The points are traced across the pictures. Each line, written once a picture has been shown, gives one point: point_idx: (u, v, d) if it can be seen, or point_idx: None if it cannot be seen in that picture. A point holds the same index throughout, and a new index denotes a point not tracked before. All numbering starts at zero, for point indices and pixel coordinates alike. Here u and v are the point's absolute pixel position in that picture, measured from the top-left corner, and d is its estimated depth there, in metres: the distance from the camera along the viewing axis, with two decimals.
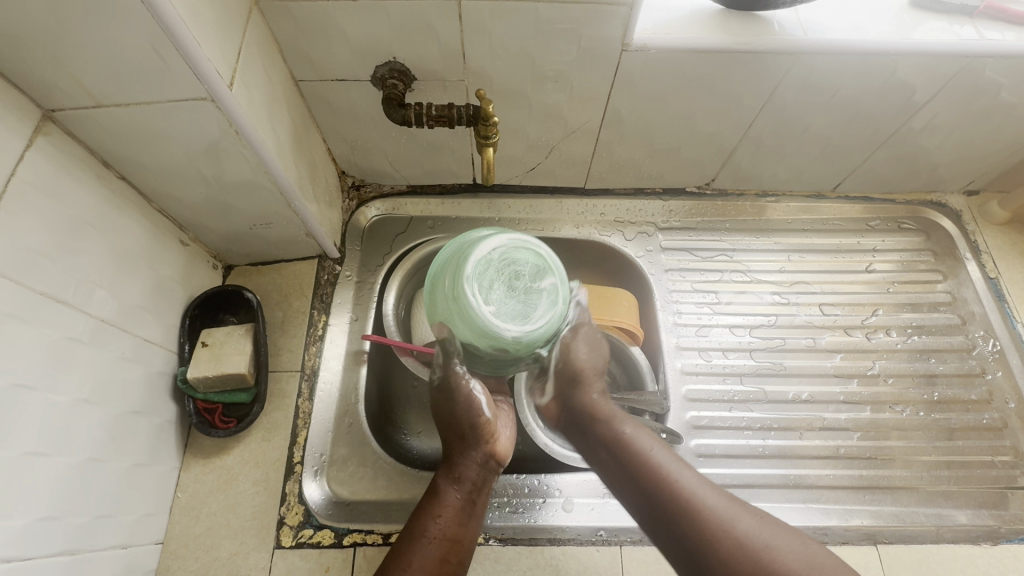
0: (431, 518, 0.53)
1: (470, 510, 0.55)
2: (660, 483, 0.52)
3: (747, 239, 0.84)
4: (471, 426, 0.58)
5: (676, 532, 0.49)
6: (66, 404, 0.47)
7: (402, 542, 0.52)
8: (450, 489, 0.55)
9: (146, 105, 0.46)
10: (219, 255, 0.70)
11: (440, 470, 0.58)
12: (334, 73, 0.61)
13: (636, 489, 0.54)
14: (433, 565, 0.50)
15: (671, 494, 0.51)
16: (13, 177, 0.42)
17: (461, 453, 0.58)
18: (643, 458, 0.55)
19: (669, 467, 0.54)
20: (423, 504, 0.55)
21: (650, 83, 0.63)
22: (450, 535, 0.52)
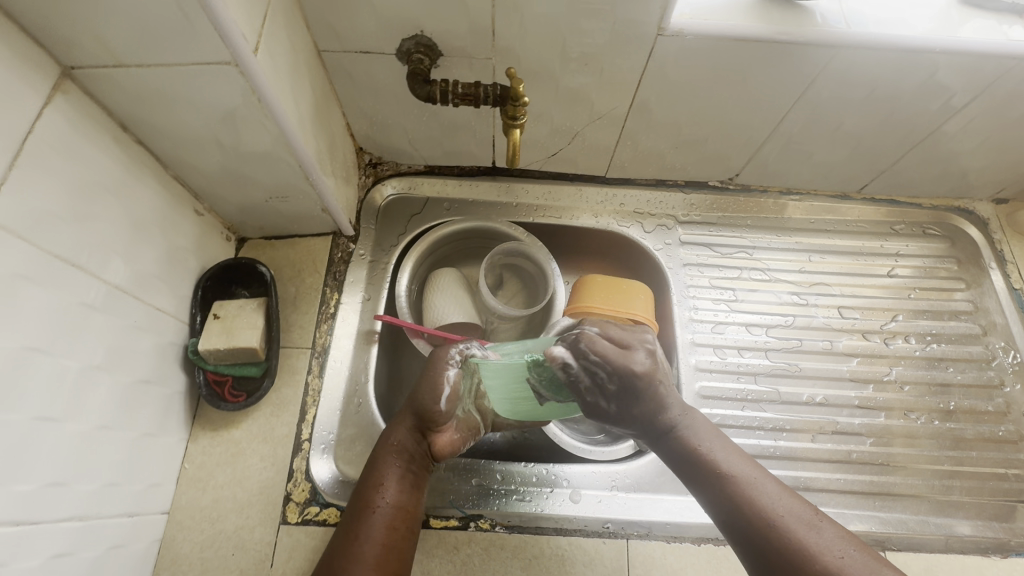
0: (375, 492, 0.52)
1: (410, 482, 0.54)
2: (756, 500, 0.48)
3: (768, 237, 0.82)
4: (421, 406, 0.54)
5: (776, 559, 0.45)
6: (77, 370, 0.46)
7: (350, 518, 0.51)
8: (389, 463, 0.53)
9: (168, 67, 0.44)
10: (232, 227, 0.69)
11: (379, 442, 0.55)
12: (359, 44, 0.59)
13: (726, 509, 0.48)
14: (383, 537, 0.50)
15: (768, 514, 0.47)
16: (30, 135, 0.41)
17: (398, 426, 0.55)
18: (734, 477, 0.49)
19: (756, 481, 0.49)
20: (366, 476, 0.53)
21: (683, 71, 0.61)
22: (396, 506, 0.52)
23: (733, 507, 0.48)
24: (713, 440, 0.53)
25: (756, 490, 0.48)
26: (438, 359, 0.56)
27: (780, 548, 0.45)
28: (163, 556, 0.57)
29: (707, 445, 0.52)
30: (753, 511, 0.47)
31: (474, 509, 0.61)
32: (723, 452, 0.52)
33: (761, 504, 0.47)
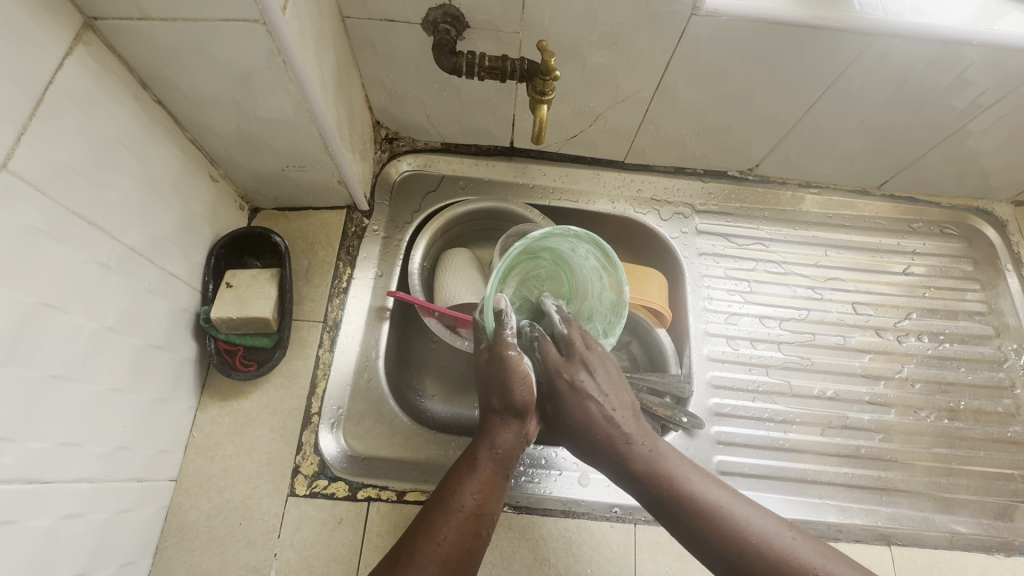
0: (467, 491, 0.47)
1: (503, 487, 0.49)
2: (733, 526, 0.47)
3: (784, 230, 0.82)
4: (519, 400, 0.50)
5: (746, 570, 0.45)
6: (92, 330, 0.45)
7: (433, 511, 0.46)
8: (489, 466, 0.49)
9: (194, 22, 0.43)
10: (246, 195, 0.68)
11: (477, 438, 0.51)
12: (385, 11, 0.58)
13: (703, 540, 0.47)
14: (465, 541, 0.45)
15: (747, 542, 0.46)
16: (51, 85, 0.40)
17: (499, 427, 0.51)
18: (708, 507, 0.48)
19: (727, 504, 0.48)
20: (458, 473, 0.49)
21: (713, 54, 0.60)
22: (484, 511, 0.47)
23: (714, 541, 0.47)
24: (680, 462, 0.51)
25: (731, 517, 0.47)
26: (506, 355, 0.50)
27: None
28: (170, 523, 0.56)
29: (675, 469, 0.50)
30: (730, 538, 0.46)
31: None
32: (680, 468, 0.50)
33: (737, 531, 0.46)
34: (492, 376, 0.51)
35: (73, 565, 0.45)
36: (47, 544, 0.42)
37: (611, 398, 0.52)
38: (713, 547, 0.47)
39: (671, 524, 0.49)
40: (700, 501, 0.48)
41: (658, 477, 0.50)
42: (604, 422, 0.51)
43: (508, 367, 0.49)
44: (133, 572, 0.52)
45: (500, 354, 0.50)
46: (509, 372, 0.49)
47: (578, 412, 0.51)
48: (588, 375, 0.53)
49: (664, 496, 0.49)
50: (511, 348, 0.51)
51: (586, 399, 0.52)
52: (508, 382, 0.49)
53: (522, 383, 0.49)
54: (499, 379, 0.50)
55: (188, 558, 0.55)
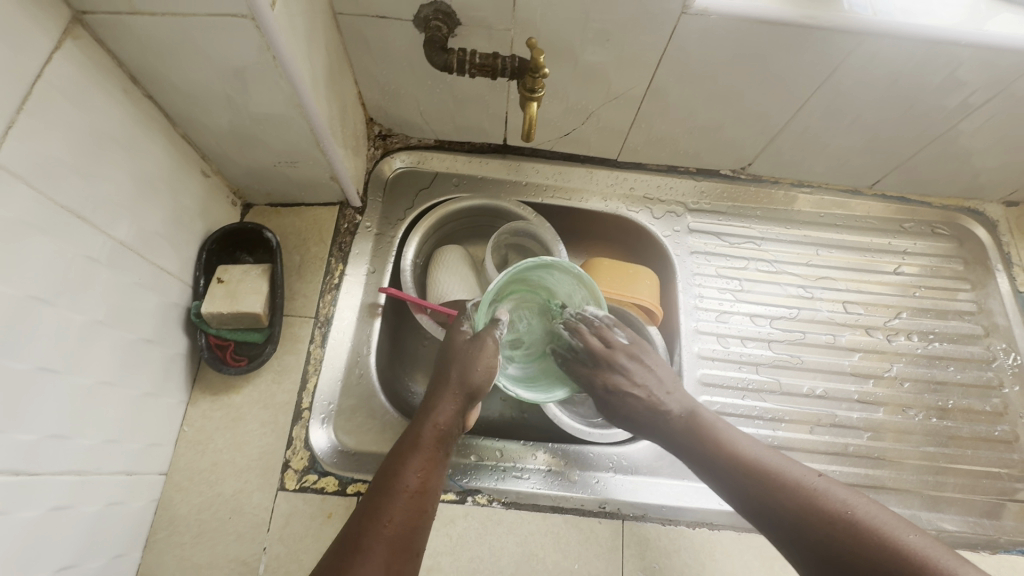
0: (409, 472, 0.48)
1: (444, 466, 0.50)
2: (775, 475, 0.50)
3: (776, 229, 0.82)
4: (472, 383, 0.51)
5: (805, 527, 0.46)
6: (81, 323, 0.46)
7: (376, 496, 0.47)
8: (431, 446, 0.50)
9: (183, 18, 0.43)
10: (238, 191, 0.68)
11: (417, 419, 0.51)
12: (377, 9, 0.58)
13: (763, 501, 0.49)
14: (410, 520, 0.46)
15: (787, 488, 0.49)
16: (40, 79, 0.40)
17: (440, 406, 0.51)
18: (751, 459, 0.52)
19: (769, 458, 0.52)
20: (399, 455, 0.49)
21: (704, 53, 0.60)
22: (426, 488, 0.48)
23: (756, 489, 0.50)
24: (721, 422, 0.56)
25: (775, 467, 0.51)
26: (484, 343, 0.51)
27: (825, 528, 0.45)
28: (159, 516, 0.57)
29: (715, 426, 0.56)
30: (786, 494, 0.49)
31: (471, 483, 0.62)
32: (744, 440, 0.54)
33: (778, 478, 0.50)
34: (455, 359, 0.52)
35: (62, 556, 0.45)
36: (35, 536, 0.42)
37: (652, 377, 0.59)
38: (756, 498, 0.50)
39: (724, 483, 0.52)
40: (742, 455, 0.53)
41: (703, 434, 0.55)
42: (646, 403, 0.57)
43: (477, 352, 0.51)
44: (122, 565, 0.53)
45: (479, 339, 0.51)
46: (476, 355, 0.51)
47: (624, 398, 0.58)
48: (619, 367, 0.58)
49: (710, 449, 0.54)
50: (489, 336, 0.52)
51: (624, 389, 0.58)
52: (467, 364, 0.51)
53: (482, 368, 0.51)
54: (463, 358, 0.51)
55: (177, 552, 0.55)
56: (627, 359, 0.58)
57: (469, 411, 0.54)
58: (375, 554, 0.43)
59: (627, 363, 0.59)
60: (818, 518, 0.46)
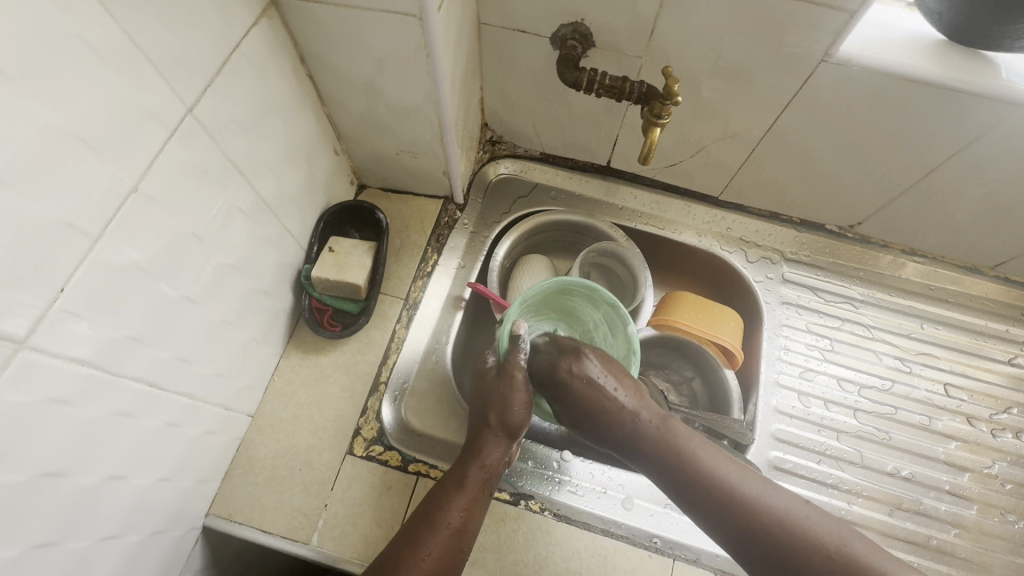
0: (453, 508, 0.52)
1: (485, 504, 0.55)
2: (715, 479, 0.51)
3: (879, 293, 0.78)
4: (512, 422, 0.56)
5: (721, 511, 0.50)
6: (220, 264, 0.51)
7: (420, 526, 0.51)
8: (476, 481, 0.54)
9: (361, 11, 0.48)
10: (358, 172, 0.74)
11: (467, 458, 0.56)
12: (520, 23, 0.62)
13: (688, 488, 0.52)
14: (447, 554, 0.50)
15: (776, 523, 0.48)
16: (239, 48, 0.46)
17: (490, 448, 0.56)
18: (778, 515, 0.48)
19: (747, 482, 0.50)
20: (446, 490, 0.54)
21: (837, 102, 0.59)
22: (463, 526, 0.52)
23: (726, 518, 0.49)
24: (725, 467, 0.52)
25: (773, 505, 0.49)
26: (513, 376, 0.57)
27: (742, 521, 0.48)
28: (240, 454, 0.61)
29: (728, 475, 0.51)
30: (717, 490, 0.50)
31: (526, 488, 0.62)
32: (735, 472, 0.51)
33: (782, 522, 0.47)
34: (495, 392, 0.58)
35: (163, 469, 0.49)
36: (151, 445, 0.47)
37: (622, 389, 0.56)
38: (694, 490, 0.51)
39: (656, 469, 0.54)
40: (730, 490, 0.50)
41: (685, 473, 0.52)
42: (611, 402, 0.55)
43: (513, 386, 0.57)
44: (205, 491, 0.57)
45: (507, 373, 0.57)
46: (512, 394, 0.56)
47: (581, 395, 0.56)
48: (614, 390, 0.56)
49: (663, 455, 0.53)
50: (518, 371, 0.58)
51: (586, 387, 0.56)
52: (509, 403, 0.56)
53: (520, 408, 0.56)
54: (500, 399, 0.56)
55: (250, 490, 0.59)
56: (591, 365, 0.56)
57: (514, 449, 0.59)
58: None
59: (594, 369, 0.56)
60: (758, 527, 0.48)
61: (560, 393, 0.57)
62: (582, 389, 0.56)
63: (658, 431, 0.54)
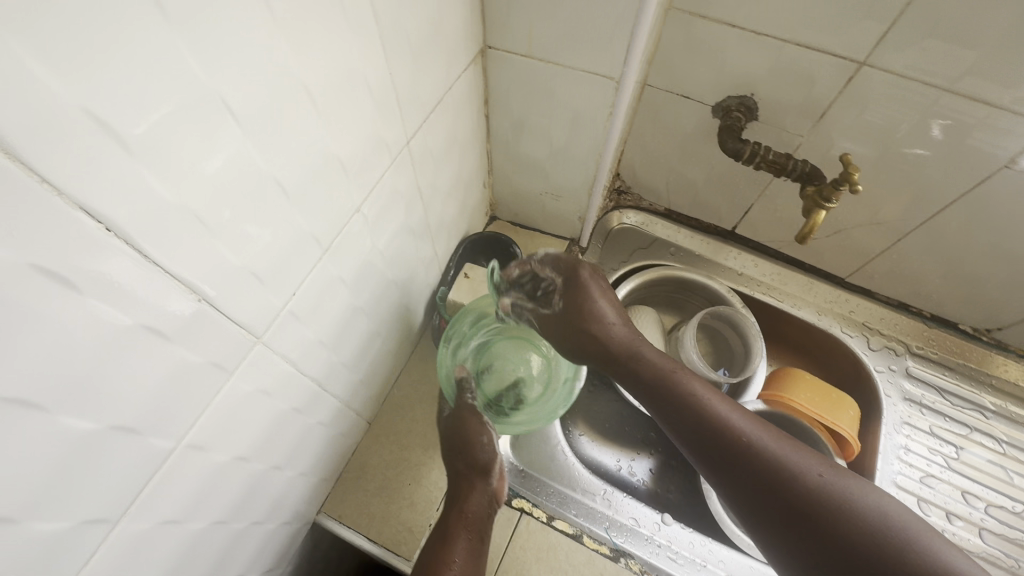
0: (449, 562, 0.50)
1: (481, 554, 0.53)
2: (700, 405, 0.49)
3: (1014, 406, 0.73)
4: (476, 458, 0.58)
5: (711, 444, 0.47)
6: (388, 280, 0.54)
7: None
8: (460, 531, 0.53)
9: (560, 68, 0.51)
10: (493, 205, 0.77)
11: (449, 513, 0.55)
12: (687, 90, 0.64)
13: (671, 413, 0.51)
14: None
15: (802, 495, 0.41)
16: (450, 90, 0.50)
17: (467, 497, 0.56)
18: (783, 463, 0.43)
19: (740, 422, 0.47)
20: (433, 550, 0.52)
21: (1011, 208, 0.58)
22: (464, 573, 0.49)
23: (747, 477, 0.44)
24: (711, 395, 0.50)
25: (773, 447, 0.45)
26: (466, 419, 0.61)
27: (730, 457, 0.45)
28: (356, 459, 0.63)
29: (718, 405, 0.49)
30: (704, 419, 0.48)
31: (626, 545, 0.61)
32: (726, 408, 0.48)
33: (783, 472, 0.43)
34: (456, 440, 0.60)
35: (303, 465, 0.52)
36: (303, 441, 0.49)
37: (612, 307, 0.58)
38: (682, 419, 0.49)
39: (644, 393, 0.54)
40: (721, 427, 0.47)
41: (670, 396, 0.51)
42: (604, 318, 0.57)
43: (466, 426, 0.60)
44: (323, 490, 0.59)
45: (460, 419, 0.61)
46: (470, 436, 0.60)
47: (576, 303, 0.58)
48: (611, 316, 0.58)
49: (654, 378, 0.53)
50: (472, 413, 0.61)
51: (585, 294, 0.58)
52: (470, 444, 0.59)
53: (482, 443, 0.59)
54: (462, 444, 0.59)
55: (361, 495, 0.61)
56: (603, 285, 0.60)
57: (496, 493, 0.58)
58: None
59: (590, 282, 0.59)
60: (756, 474, 0.44)
61: (575, 292, 0.59)
62: (590, 304, 0.58)
63: (647, 360, 0.55)
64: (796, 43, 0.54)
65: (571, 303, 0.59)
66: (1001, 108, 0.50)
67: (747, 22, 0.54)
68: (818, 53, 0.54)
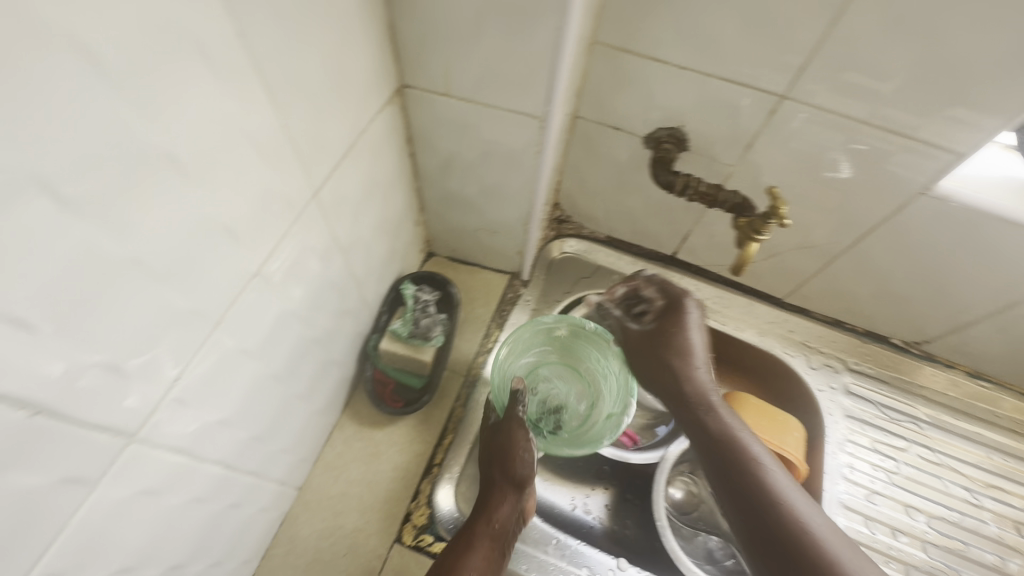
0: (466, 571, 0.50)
1: (497, 566, 0.52)
2: (774, 476, 0.52)
3: (944, 415, 0.76)
4: (516, 470, 0.56)
5: (720, 462, 0.55)
6: (306, 339, 0.49)
7: None
8: (485, 538, 0.53)
9: (483, 107, 0.49)
10: (429, 241, 0.74)
11: (477, 515, 0.54)
12: (617, 121, 0.63)
13: (701, 439, 0.57)
14: None
15: (782, 517, 0.50)
16: (363, 134, 0.46)
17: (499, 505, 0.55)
18: (784, 496, 0.51)
19: (761, 460, 0.54)
20: (454, 555, 0.51)
21: (929, 231, 0.59)
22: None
23: (734, 493, 0.53)
24: (751, 437, 0.56)
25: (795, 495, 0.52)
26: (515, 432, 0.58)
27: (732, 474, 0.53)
28: (282, 532, 0.57)
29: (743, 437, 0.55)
30: (737, 458, 0.54)
31: None
32: (772, 464, 0.53)
33: (773, 499, 0.51)
34: (496, 444, 0.59)
35: (215, 554, 0.46)
36: (212, 529, 0.44)
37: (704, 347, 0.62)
38: (743, 469, 0.53)
39: (671, 408, 0.61)
40: (759, 475, 0.52)
41: (708, 424, 0.57)
42: (690, 351, 0.61)
43: (512, 437, 0.58)
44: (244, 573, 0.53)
45: (507, 427, 0.59)
46: (511, 446, 0.57)
47: (670, 340, 0.62)
48: (704, 366, 0.60)
49: (708, 407, 0.58)
50: (517, 427, 0.59)
51: (687, 338, 0.61)
52: (510, 455, 0.57)
53: (523, 458, 0.57)
54: (505, 452, 0.57)
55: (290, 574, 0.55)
56: (693, 322, 0.62)
57: (526, 507, 0.57)
58: None
59: (695, 334, 0.62)
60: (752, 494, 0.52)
61: (667, 322, 0.63)
62: (681, 340, 0.61)
63: (699, 386, 0.60)
64: (720, 76, 0.54)
65: (663, 329, 0.63)
66: (913, 138, 0.52)
67: (671, 56, 0.54)
68: (740, 86, 0.54)
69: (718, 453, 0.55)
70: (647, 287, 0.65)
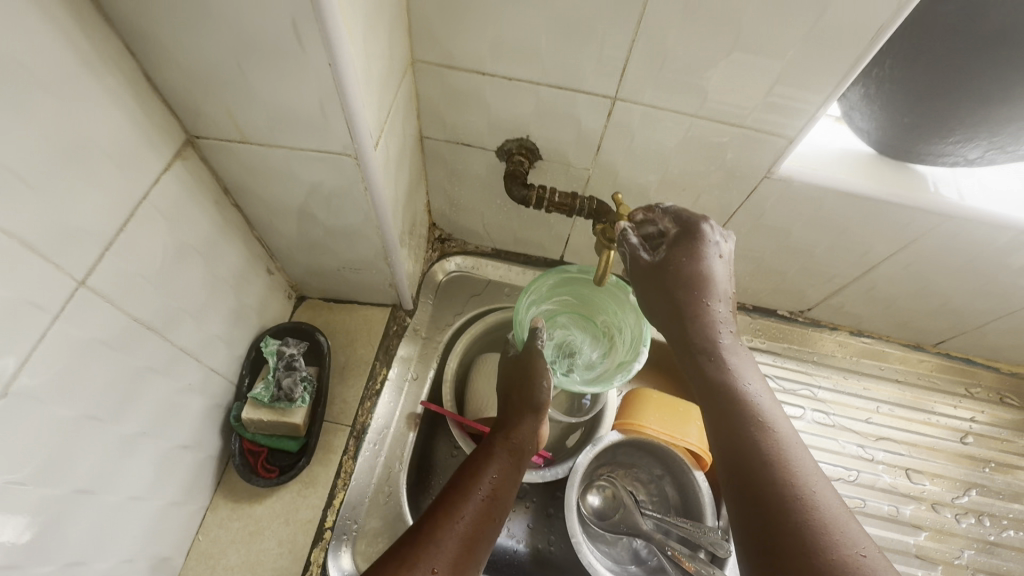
0: (484, 477, 0.51)
1: (514, 478, 0.53)
2: (756, 408, 0.45)
3: (834, 377, 0.78)
4: (535, 394, 0.58)
5: (710, 397, 0.47)
6: (124, 437, 0.43)
7: (450, 491, 0.49)
8: (502, 451, 0.54)
9: (289, 150, 0.44)
10: (295, 285, 0.68)
11: (496, 432, 0.56)
12: (464, 137, 0.60)
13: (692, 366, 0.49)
14: (480, 522, 0.47)
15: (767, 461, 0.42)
16: (145, 201, 0.40)
17: (519, 423, 0.57)
18: (769, 436, 0.43)
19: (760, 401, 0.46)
20: (474, 462, 0.53)
21: (783, 211, 0.60)
22: (490, 494, 0.50)
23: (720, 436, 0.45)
24: (759, 387, 0.47)
25: (804, 465, 0.42)
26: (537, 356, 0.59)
27: (719, 412, 0.46)
28: None
29: (749, 388, 0.47)
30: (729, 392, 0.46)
31: None
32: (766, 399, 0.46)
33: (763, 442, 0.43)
34: (517, 371, 0.60)
35: None
36: None
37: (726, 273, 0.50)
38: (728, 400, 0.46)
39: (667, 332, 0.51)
40: (747, 407, 0.45)
41: (693, 354, 0.49)
42: (706, 272, 0.49)
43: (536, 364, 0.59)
44: None
45: (531, 351, 0.59)
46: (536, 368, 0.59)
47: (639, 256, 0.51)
48: (721, 301, 0.50)
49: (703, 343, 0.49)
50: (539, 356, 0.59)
51: (688, 259, 0.49)
52: (531, 377, 0.58)
53: (544, 381, 0.58)
54: (528, 373, 0.59)
55: None
56: (711, 250, 0.49)
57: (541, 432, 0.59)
58: (446, 549, 0.44)
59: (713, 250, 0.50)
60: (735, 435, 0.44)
61: (684, 246, 0.50)
62: (700, 266, 0.49)
63: (705, 322, 0.49)
64: (548, 84, 0.51)
65: (676, 257, 0.50)
66: (744, 125, 0.52)
67: (495, 68, 0.51)
68: (571, 93, 0.52)
69: (717, 403, 0.46)
70: (662, 218, 0.52)
